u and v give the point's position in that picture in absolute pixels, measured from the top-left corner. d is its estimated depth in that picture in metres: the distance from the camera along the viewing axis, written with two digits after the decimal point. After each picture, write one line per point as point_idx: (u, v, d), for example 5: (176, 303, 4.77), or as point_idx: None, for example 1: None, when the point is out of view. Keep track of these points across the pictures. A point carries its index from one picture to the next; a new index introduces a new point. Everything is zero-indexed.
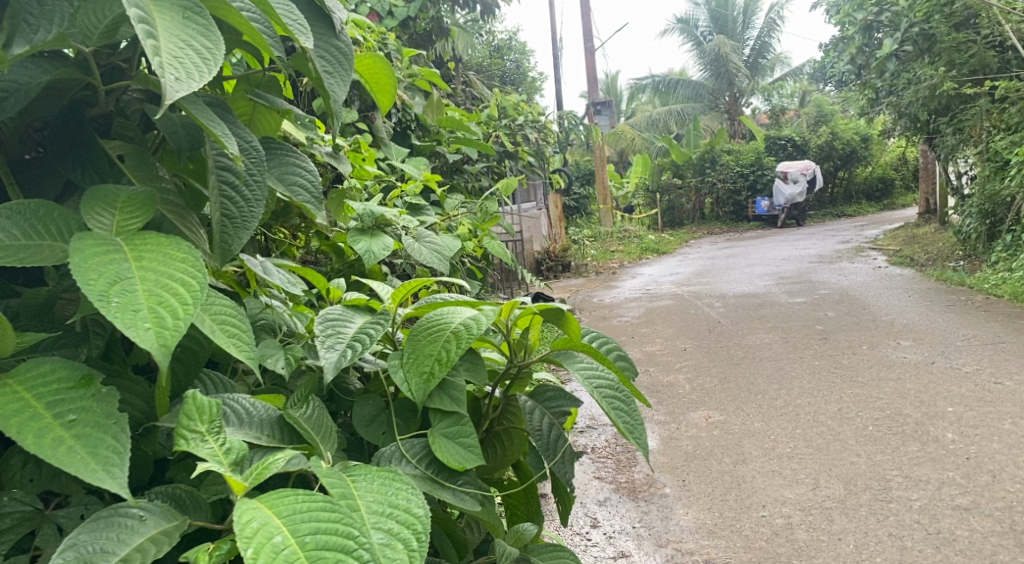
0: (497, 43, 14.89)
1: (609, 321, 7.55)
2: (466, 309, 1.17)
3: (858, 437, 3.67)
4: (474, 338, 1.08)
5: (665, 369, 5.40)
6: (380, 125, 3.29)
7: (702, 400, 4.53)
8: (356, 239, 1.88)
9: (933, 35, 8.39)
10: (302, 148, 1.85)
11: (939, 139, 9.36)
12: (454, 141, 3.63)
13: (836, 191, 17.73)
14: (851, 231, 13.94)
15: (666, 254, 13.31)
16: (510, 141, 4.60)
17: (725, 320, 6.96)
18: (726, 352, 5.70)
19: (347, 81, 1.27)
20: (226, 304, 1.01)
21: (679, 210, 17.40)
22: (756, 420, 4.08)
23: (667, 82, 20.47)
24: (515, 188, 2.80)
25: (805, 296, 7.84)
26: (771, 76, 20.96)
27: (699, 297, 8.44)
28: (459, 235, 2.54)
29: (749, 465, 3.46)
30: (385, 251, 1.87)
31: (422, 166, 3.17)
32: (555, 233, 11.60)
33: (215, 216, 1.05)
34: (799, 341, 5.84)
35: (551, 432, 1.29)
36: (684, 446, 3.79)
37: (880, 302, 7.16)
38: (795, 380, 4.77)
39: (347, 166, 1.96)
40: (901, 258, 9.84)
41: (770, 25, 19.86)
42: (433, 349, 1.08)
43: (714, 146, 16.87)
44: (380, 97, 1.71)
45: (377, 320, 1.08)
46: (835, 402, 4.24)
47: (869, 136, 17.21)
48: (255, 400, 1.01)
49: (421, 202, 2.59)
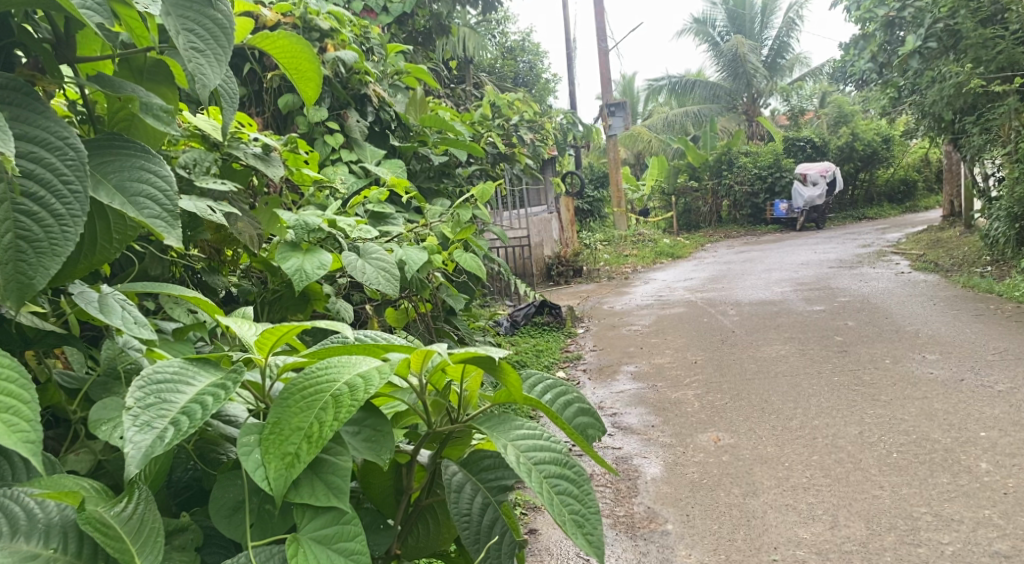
0: (509, 44, 14.58)
1: (618, 330, 7.23)
2: (363, 359, 0.88)
3: (881, 466, 3.34)
4: (359, 405, 0.80)
5: (674, 384, 5.07)
6: (353, 124, 3.03)
7: (711, 420, 4.21)
8: (286, 255, 1.61)
9: (958, 31, 7.93)
10: (223, 149, 1.60)
11: (965, 139, 8.91)
12: (440, 143, 3.35)
13: (856, 193, 17.21)
14: (872, 234, 13.46)
15: (681, 259, 12.92)
16: (505, 142, 4.30)
17: (739, 330, 6.62)
18: (738, 366, 5.36)
19: (224, 61, 1.01)
20: (4, 364, 0.74)
21: (696, 213, 16.95)
22: (770, 443, 3.76)
23: (684, 83, 20.03)
24: (492, 194, 2.49)
25: (823, 303, 7.46)
26: (788, 77, 20.46)
27: (713, 304, 8.09)
28: (426, 246, 2.23)
29: (760, 498, 3.14)
30: (320, 270, 1.60)
31: (397, 168, 2.89)
32: (566, 237, 11.29)
33: (6, 242, 0.79)
34: (817, 354, 5.48)
35: (485, 517, 1.00)
36: (690, 474, 3.48)
37: (904, 310, 6.76)
38: (812, 398, 4.43)
39: (278, 169, 1.68)
40: (925, 263, 9.38)
41: (788, 25, 19.39)
42: (302, 421, 0.80)
43: (731, 148, 16.43)
44: (302, 86, 1.43)
45: (223, 381, 0.80)
46: (855, 424, 3.90)
47: (890, 137, 16.68)
48: (44, 496, 0.74)
49: (387, 209, 2.30)
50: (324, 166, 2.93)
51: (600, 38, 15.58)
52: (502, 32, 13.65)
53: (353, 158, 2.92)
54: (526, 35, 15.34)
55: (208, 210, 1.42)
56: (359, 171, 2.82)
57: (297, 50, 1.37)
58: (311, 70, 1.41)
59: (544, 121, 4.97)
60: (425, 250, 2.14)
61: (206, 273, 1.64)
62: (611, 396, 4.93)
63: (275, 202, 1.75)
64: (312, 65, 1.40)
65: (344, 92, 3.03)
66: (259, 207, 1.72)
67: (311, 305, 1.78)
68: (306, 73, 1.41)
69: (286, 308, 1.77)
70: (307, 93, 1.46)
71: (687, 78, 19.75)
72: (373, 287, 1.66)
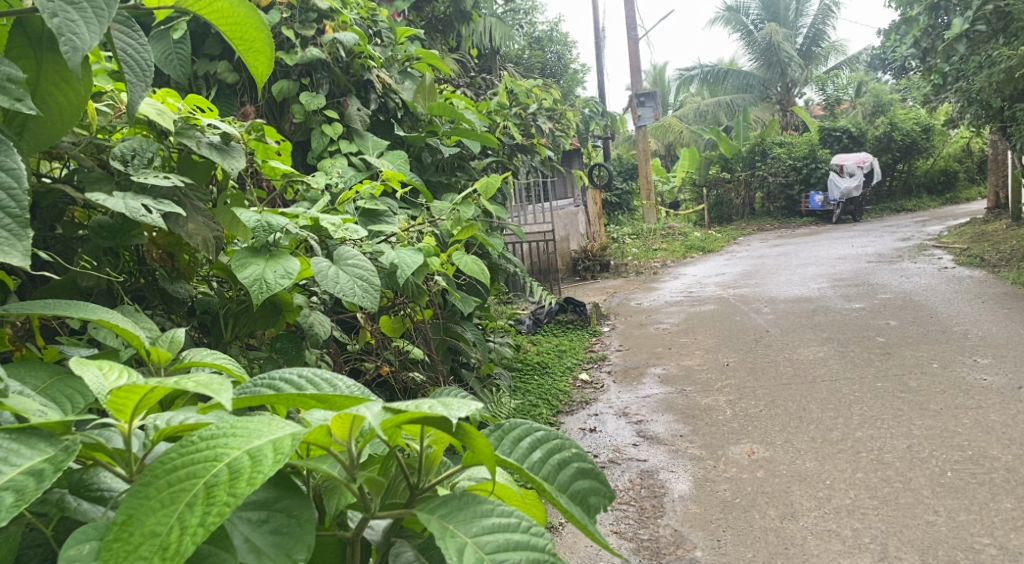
0: (537, 34, 14.19)
1: (645, 328, 6.92)
2: (268, 426, 0.63)
3: (935, 486, 3.02)
4: (238, 503, 0.55)
5: (704, 388, 4.77)
6: (353, 112, 2.79)
7: (744, 430, 3.91)
8: (246, 262, 1.37)
9: (1010, 12, 7.35)
10: (174, 136, 1.37)
11: (1016, 127, 8.33)
12: (450, 133, 3.08)
13: (894, 184, 16.53)
14: (912, 227, 12.89)
15: (712, 253, 12.47)
16: (523, 132, 4.02)
17: (773, 330, 6.27)
18: (773, 369, 5.02)
19: (101, 24, 0.77)
20: None
21: (728, 206, 16.41)
22: (809, 458, 3.44)
23: (716, 72, 19.43)
24: (496, 189, 2.22)
25: (863, 301, 7.03)
26: (824, 65, 19.73)
27: (746, 301, 7.72)
28: (422, 246, 2.00)
29: (799, 522, 2.84)
30: (285, 279, 1.37)
31: (402, 160, 2.65)
32: (593, 231, 10.98)
33: None
34: (858, 356, 5.12)
35: None
36: (721, 492, 3.19)
37: (950, 309, 6.33)
38: (854, 406, 4.09)
39: (239, 162, 1.44)
40: (970, 258, 8.86)
41: (825, 11, 18.65)
42: (160, 522, 0.54)
43: (764, 138, 15.89)
44: (249, 58, 1.20)
45: (39, 468, 0.56)
46: (904, 438, 3.56)
47: (930, 126, 15.98)
48: None
49: (380, 207, 2.07)
50: (322, 158, 2.71)
51: (629, 27, 15.12)
52: (530, 22, 13.29)
53: (354, 151, 2.70)
54: (554, 24, 14.95)
55: (140, 210, 1.18)
56: (358, 163, 2.61)
57: (240, 17, 1.13)
58: (259, 41, 1.18)
59: (565, 109, 4.65)
60: (420, 254, 1.91)
61: (166, 281, 1.46)
62: (637, 401, 4.65)
63: (236, 199, 1.51)
64: (259, 34, 1.17)
65: (345, 78, 2.82)
66: (219, 206, 1.47)
67: (284, 317, 1.57)
68: (253, 44, 1.18)
69: (256, 320, 1.54)
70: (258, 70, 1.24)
71: (719, 66, 19.16)
72: (348, 300, 1.41)
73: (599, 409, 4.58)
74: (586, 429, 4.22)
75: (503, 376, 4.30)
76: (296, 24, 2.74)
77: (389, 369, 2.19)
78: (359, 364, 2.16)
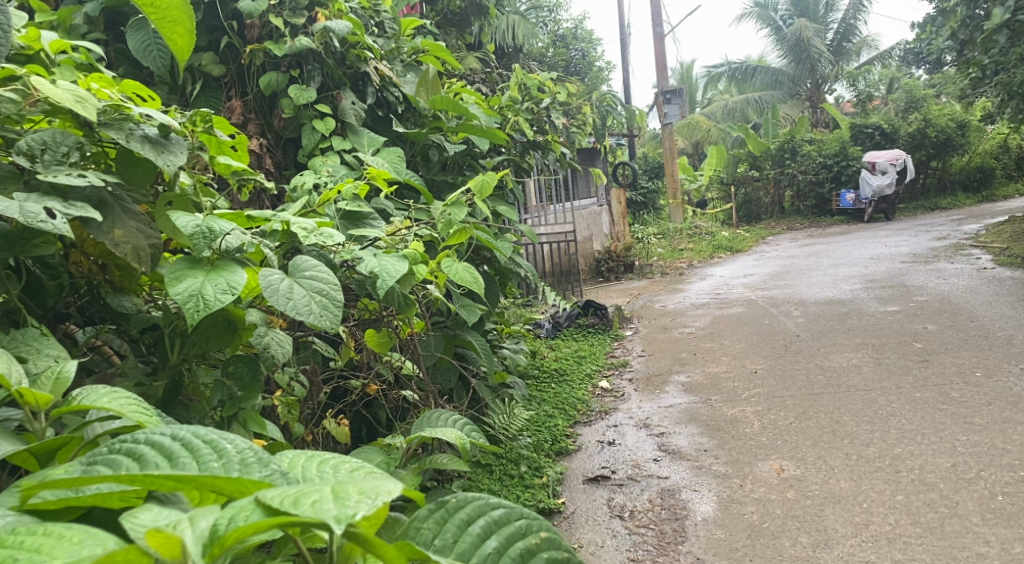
0: (562, 32, 13.93)
1: (669, 333, 6.62)
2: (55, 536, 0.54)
3: (986, 513, 2.67)
4: None
5: (730, 398, 4.48)
6: (347, 106, 2.60)
7: (774, 444, 3.61)
8: (182, 275, 1.21)
9: None
10: (98, 130, 1.24)
11: None
12: (455, 129, 2.86)
13: (928, 181, 15.90)
14: (947, 225, 12.37)
15: (740, 253, 12.10)
16: (535, 126, 3.76)
17: (804, 334, 5.94)
18: (804, 378, 4.69)
19: None
20: None
21: (756, 204, 15.99)
22: (843, 477, 3.11)
23: (744, 69, 18.92)
24: (492, 188, 2.01)
25: (897, 304, 6.65)
26: (855, 61, 19.12)
27: (775, 304, 7.38)
28: (409, 253, 1.80)
29: (833, 552, 2.56)
30: (228, 294, 1.21)
31: (398, 157, 2.46)
32: (617, 232, 10.77)
33: None
34: (895, 362, 4.77)
35: None
36: (748, 515, 2.91)
37: (992, 313, 5.91)
38: (892, 417, 3.72)
39: (178, 158, 1.31)
40: (1011, 258, 8.37)
41: (856, 6, 18.06)
42: None
43: (794, 135, 15.44)
44: (168, 29, 1.37)
45: None
46: (947, 455, 3.18)
47: (966, 121, 15.32)
48: None
49: (364, 208, 1.90)
50: (313, 156, 2.53)
51: (654, 23, 14.77)
52: (553, 20, 13.04)
53: (347, 147, 2.52)
54: (578, 22, 14.69)
55: (39, 215, 1.01)
56: (351, 161, 2.44)
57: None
58: (178, 15, 1.35)
59: (580, 104, 4.39)
60: (405, 259, 1.74)
61: (107, 295, 1.35)
62: (659, 412, 4.39)
63: (180, 200, 1.37)
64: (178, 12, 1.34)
65: (339, 69, 2.62)
66: (159, 208, 1.33)
67: (239, 335, 1.39)
68: (172, 18, 1.35)
69: (207, 340, 1.36)
70: (174, 39, 1.41)
71: (747, 64, 18.73)
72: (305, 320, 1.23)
73: (618, 420, 4.33)
74: (604, 442, 3.98)
75: (518, 385, 4.10)
76: (286, 12, 2.56)
77: (379, 388, 2.01)
78: (344, 382, 1.99)
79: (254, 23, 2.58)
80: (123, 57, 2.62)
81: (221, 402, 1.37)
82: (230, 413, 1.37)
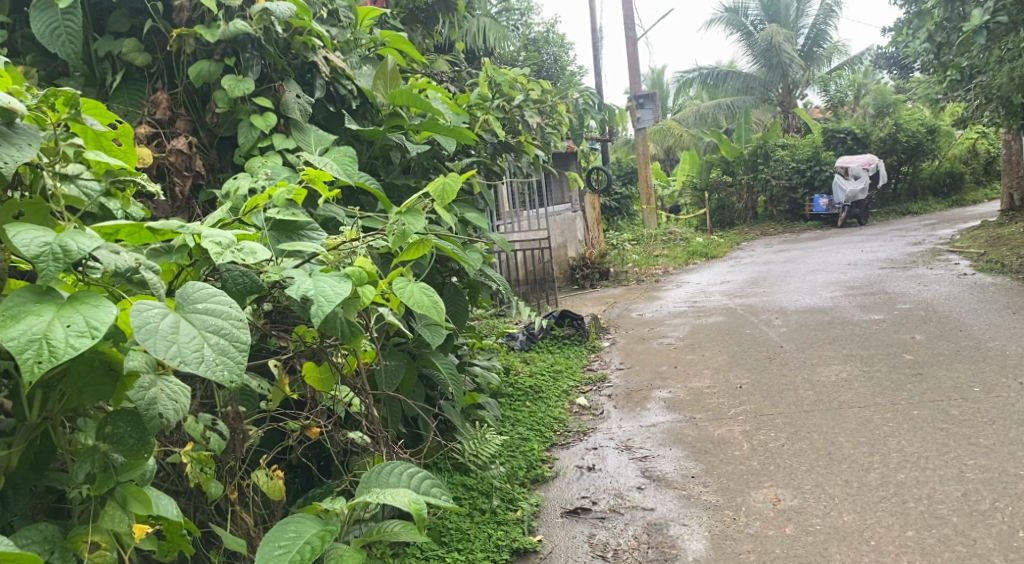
0: (533, 35, 13.64)
1: (648, 343, 6.36)
2: None
3: (1007, 551, 2.42)
4: None
5: (716, 416, 4.20)
6: (291, 99, 2.29)
7: (766, 470, 3.34)
8: (22, 313, 0.87)
9: None
10: None
11: None
12: (418, 126, 2.56)
13: (900, 186, 15.90)
14: (921, 230, 12.32)
15: (716, 259, 11.91)
16: (505, 126, 3.46)
17: (788, 345, 5.71)
18: (792, 393, 4.43)
19: None
20: None
21: (730, 210, 15.88)
22: (846, 510, 2.85)
23: (716, 74, 18.81)
24: (454, 194, 1.71)
25: (882, 312, 6.45)
26: (827, 67, 19.16)
27: (756, 313, 7.15)
28: (352, 272, 1.48)
29: None
30: (85, 340, 0.87)
31: (348, 157, 2.15)
32: (591, 237, 10.68)
33: None
34: (887, 375, 4.54)
35: None
36: (744, 556, 2.63)
37: (979, 321, 5.74)
38: (891, 439, 3.48)
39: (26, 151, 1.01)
40: (989, 263, 8.26)
41: (826, 12, 18.08)
42: None
43: (767, 141, 15.35)
44: None
45: None
46: (956, 483, 2.94)
47: (936, 126, 15.36)
48: None
49: (300, 218, 1.58)
50: (251, 156, 2.22)
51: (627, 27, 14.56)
52: (524, 24, 12.74)
53: (290, 146, 2.21)
54: (550, 26, 14.43)
55: None
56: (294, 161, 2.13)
57: None
58: None
59: (556, 102, 4.10)
60: (348, 278, 1.42)
61: None
62: (641, 432, 4.11)
63: (34, 210, 1.08)
64: None
65: (283, 58, 2.31)
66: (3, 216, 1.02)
67: (121, 385, 1.04)
68: None
69: (80, 392, 1.01)
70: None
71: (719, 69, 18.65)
72: (201, 372, 0.92)
73: (598, 442, 4.04)
74: (583, 467, 3.67)
75: (491, 406, 3.87)
76: None
77: (323, 430, 1.69)
78: (280, 423, 1.67)
79: (182, 5, 2.24)
80: (33, 45, 2.25)
81: (90, 476, 1.03)
82: (104, 490, 1.03)
